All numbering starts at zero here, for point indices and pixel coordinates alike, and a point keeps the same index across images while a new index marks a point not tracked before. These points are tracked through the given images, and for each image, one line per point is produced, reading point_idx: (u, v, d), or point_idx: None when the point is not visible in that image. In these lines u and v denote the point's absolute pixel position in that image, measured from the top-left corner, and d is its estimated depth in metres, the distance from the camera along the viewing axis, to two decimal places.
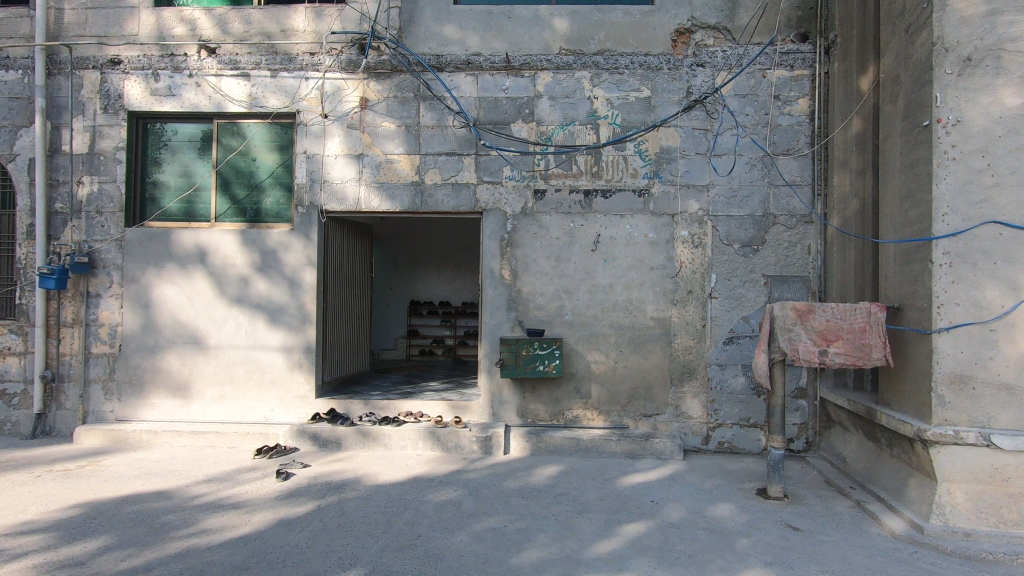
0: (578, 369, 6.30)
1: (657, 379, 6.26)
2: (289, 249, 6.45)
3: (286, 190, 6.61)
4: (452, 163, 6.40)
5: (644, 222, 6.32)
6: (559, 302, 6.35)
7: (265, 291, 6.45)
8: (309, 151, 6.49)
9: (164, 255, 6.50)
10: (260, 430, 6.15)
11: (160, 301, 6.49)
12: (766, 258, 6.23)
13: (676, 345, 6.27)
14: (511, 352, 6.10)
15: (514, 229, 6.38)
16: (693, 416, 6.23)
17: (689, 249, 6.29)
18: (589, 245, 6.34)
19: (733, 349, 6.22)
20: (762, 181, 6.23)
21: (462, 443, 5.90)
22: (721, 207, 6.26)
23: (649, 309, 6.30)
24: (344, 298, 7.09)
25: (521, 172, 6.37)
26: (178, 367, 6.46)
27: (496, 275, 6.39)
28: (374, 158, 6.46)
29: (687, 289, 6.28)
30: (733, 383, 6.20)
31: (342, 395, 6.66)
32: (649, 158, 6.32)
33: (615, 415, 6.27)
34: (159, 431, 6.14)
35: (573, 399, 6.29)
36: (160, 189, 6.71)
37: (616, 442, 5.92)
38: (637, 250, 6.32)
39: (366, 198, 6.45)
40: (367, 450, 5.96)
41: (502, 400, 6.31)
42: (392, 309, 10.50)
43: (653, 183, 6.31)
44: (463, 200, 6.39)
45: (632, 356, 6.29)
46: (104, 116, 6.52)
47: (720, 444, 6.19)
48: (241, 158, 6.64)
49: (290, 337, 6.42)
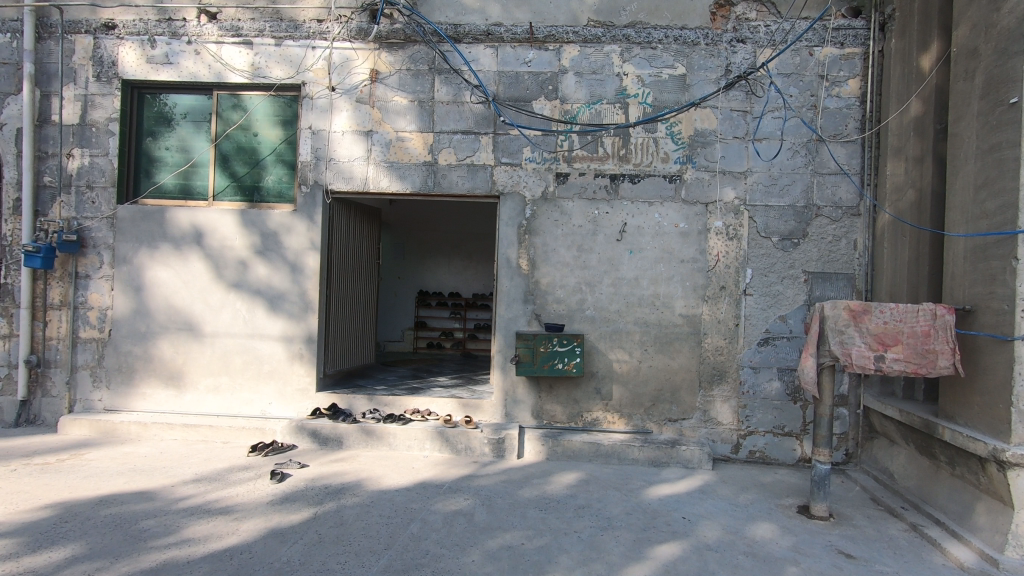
0: (599, 368, 5.84)
1: (685, 381, 5.79)
2: (291, 232, 6.01)
3: (290, 167, 6.17)
4: (469, 142, 5.92)
5: (674, 211, 5.82)
6: (580, 296, 5.87)
7: (265, 276, 6.02)
8: (314, 126, 6.03)
9: (158, 235, 6.08)
10: (256, 425, 5.74)
11: (153, 284, 6.07)
12: (807, 253, 5.72)
13: (706, 345, 5.79)
14: (528, 347, 5.63)
15: (533, 216, 5.90)
16: (722, 422, 5.76)
17: (723, 241, 5.79)
18: (615, 235, 5.86)
19: (768, 351, 5.74)
20: (805, 169, 5.72)
21: (473, 445, 5.47)
22: (760, 196, 5.76)
23: (678, 305, 5.81)
24: (349, 286, 6.64)
25: (543, 154, 5.88)
26: (171, 355, 6.05)
27: (513, 265, 5.91)
28: (384, 135, 5.99)
29: (720, 284, 5.78)
30: (767, 388, 5.73)
31: (344, 389, 6.23)
32: (682, 141, 5.82)
33: (638, 418, 5.82)
34: (149, 422, 5.74)
35: (592, 400, 5.83)
36: (155, 164, 6.28)
37: (640, 449, 5.45)
38: (666, 241, 5.83)
39: (375, 178, 5.99)
40: (371, 450, 5.53)
41: (516, 399, 5.86)
42: (400, 300, 10.07)
43: (686, 168, 5.81)
44: (478, 182, 5.92)
45: (658, 356, 5.81)
46: (96, 84, 6.09)
47: (751, 453, 5.73)
48: (241, 133, 6.20)
49: (291, 326, 5.99)
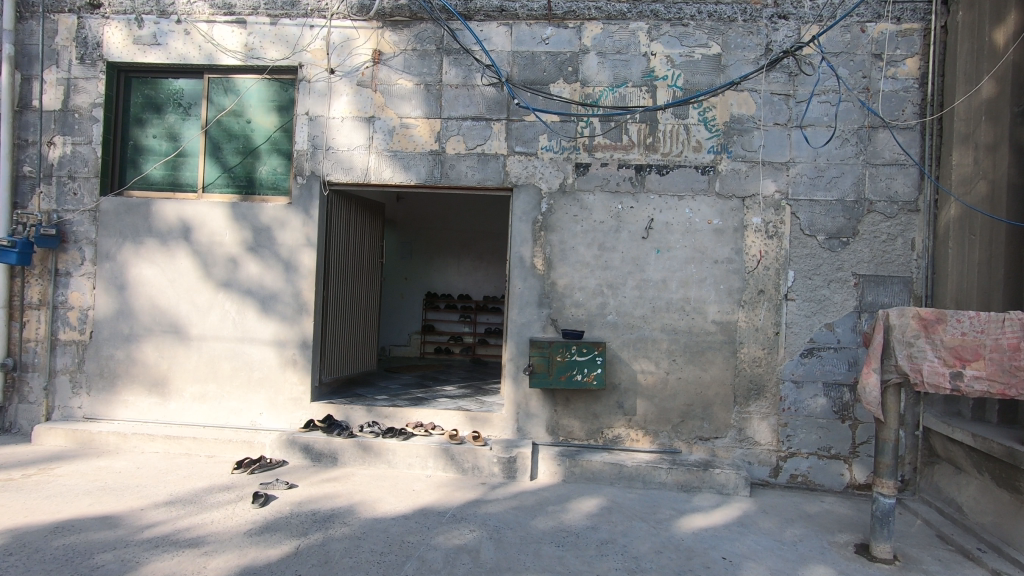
0: (622, 380, 5.26)
1: (718, 396, 5.20)
2: (285, 226, 5.52)
3: (285, 157, 5.68)
4: (479, 129, 5.39)
5: (707, 205, 5.23)
6: (601, 299, 5.30)
7: (257, 274, 5.53)
8: (311, 112, 5.54)
9: (143, 230, 5.62)
10: (244, 438, 5.25)
11: (137, 282, 5.61)
12: (857, 253, 5.09)
13: (742, 355, 5.19)
14: (543, 357, 5.05)
15: (549, 211, 5.34)
16: (760, 442, 5.16)
17: (762, 239, 5.19)
18: (640, 232, 5.28)
19: (812, 363, 5.12)
20: (855, 159, 5.10)
21: (481, 464, 4.92)
22: (804, 189, 5.15)
23: (711, 310, 5.22)
24: (349, 286, 6.13)
25: (561, 142, 5.33)
26: (156, 359, 5.58)
27: (527, 264, 5.36)
28: (387, 122, 5.47)
29: (758, 288, 5.18)
30: (811, 405, 5.11)
31: (342, 398, 5.72)
32: (716, 129, 5.23)
33: (665, 436, 5.23)
34: (128, 433, 5.26)
35: (614, 416, 5.25)
36: (141, 153, 5.82)
37: (668, 471, 4.87)
38: (698, 240, 5.24)
39: (377, 168, 5.48)
40: (369, 468, 5.00)
41: (530, 413, 5.29)
42: (407, 302, 9.56)
43: (721, 158, 5.23)
44: (490, 173, 5.38)
45: (688, 367, 5.22)
46: (80, 67, 5.65)
47: (792, 478, 5.11)
48: (234, 120, 5.73)
49: (284, 329, 5.50)
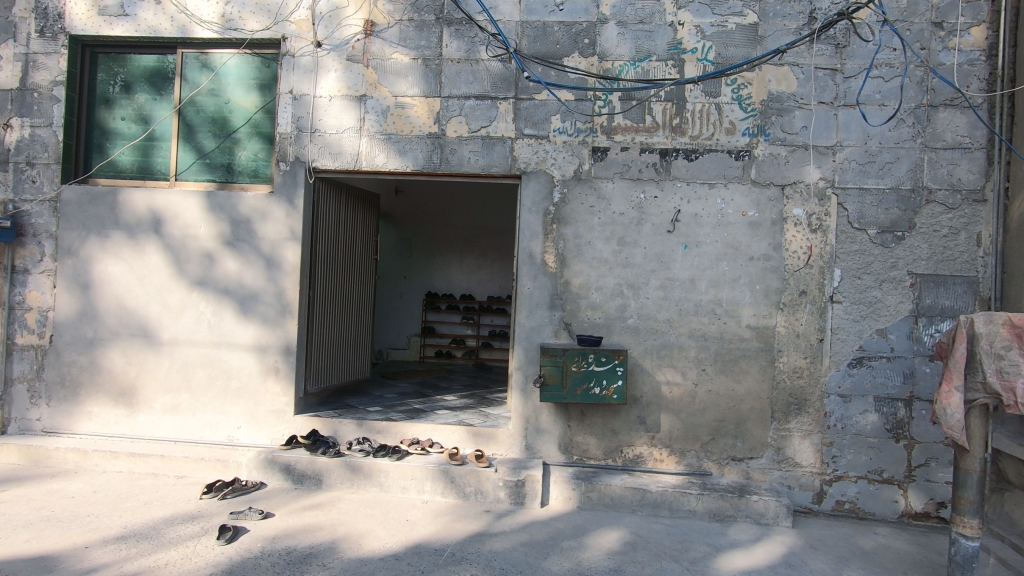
0: (644, 393, 4.65)
1: (753, 411, 4.60)
2: (267, 218, 4.93)
3: (267, 141, 5.08)
4: (484, 109, 4.79)
5: (742, 195, 4.62)
6: (621, 301, 4.69)
7: (235, 272, 4.94)
8: (296, 90, 4.95)
9: (109, 222, 5.04)
10: (219, 456, 4.66)
11: (102, 280, 5.04)
12: (913, 249, 4.48)
13: (781, 365, 4.58)
14: (556, 367, 4.40)
15: (562, 201, 4.74)
16: (801, 464, 4.55)
17: (805, 233, 4.58)
18: (665, 224, 4.67)
19: (861, 375, 4.51)
20: (912, 142, 4.48)
21: (486, 488, 4.33)
22: (852, 176, 4.54)
23: (745, 314, 4.62)
24: (339, 285, 5.54)
25: (576, 124, 4.72)
26: (123, 366, 5.00)
27: (537, 261, 4.75)
28: (380, 101, 4.88)
29: (799, 288, 4.58)
30: (860, 422, 4.50)
31: (330, 411, 5.13)
32: (752, 108, 4.63)
33: (693, 456, 4.62)
34: (88, 450, 4.68)
35: (635, 433, 4.64)
36: (108, 137, 5.23)
37: (698, 498, 4.26)
38: (731, 234, 4.63)
39: (369, 153, 4.88)
40: (357, 491, 4.40)
41: (540, 429, 4.69)
42: (406, 302, 8.98)
43: (757, 142, 4.62)
44: (495, 159, 4.78)
45: (719, 379, 4.62)
46: (40, 41, 5.07)
47: (838, 505, 4.50)
48: (210, 100, 5.14)
49: (265, 333, 4.92)
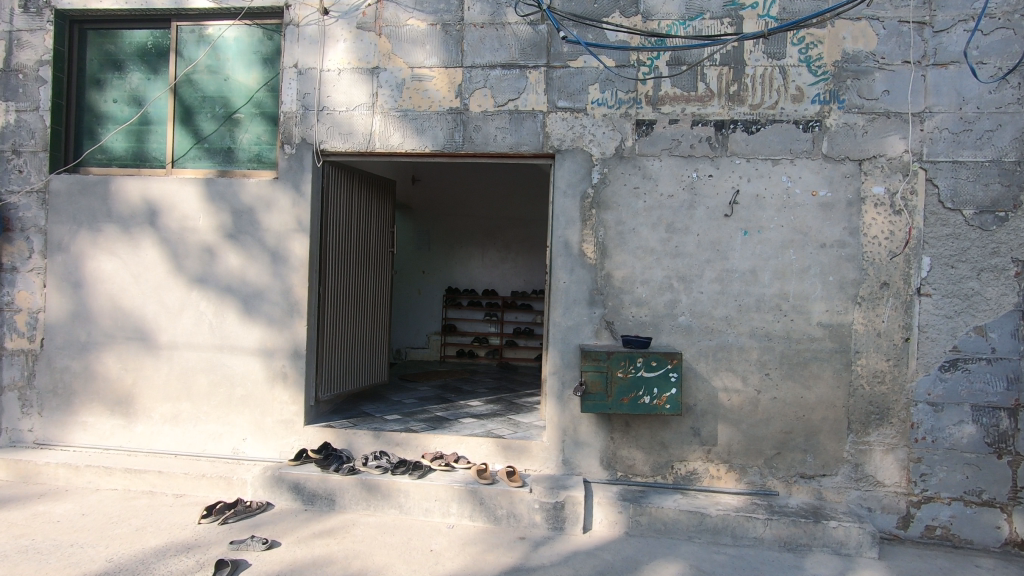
0: (698, 401, 4.07)
1: (826, 422, 3.99)
2: (272, 208, 4.44)
3: (270, 122, 4.58)
4: (512, 80, 4.23)
5: (811, 171, 4.00)
6: (671, 296, 4.10)
7: (238, 268, 4.47)
8: (301, 64, 4.43)
9: (101, 214, 4.60)
10: (221, 471, 4.21)
11: (95, 278, 4.60)
12: (1019, 232, 3.81)
13: (859, 369, 3.96)
14: (600, 373, 3.83)
15: (602, 182, 4.15)
16: (883, 482, 3.93)
17: (886, 216, 3.94)
18: (722, 207, 4.07)
19: (956, 380, 3.87)
20: (1017, 106, 3.81)
21: (519, 511, 3.80)
22: (944, 148, 3.88)
23: (816, 310, 4.00)
24: (352, 282, 5.04)
25: (617, 94, 4.14)
26: (119, 373, 4.57)
27: (575, 252, 4.18)
28: (395, 73, 4.34)
29: (880, 280, 3.95)
30: (955, 434, 3.86)
31: (343, 420, 4.64)
32: (823, 71, 3.99)
33: (755, 472, 4.03)
34: (81, 465, 4.26)
35: (688, 446, 4.07)
36: (100, 122, 4.77)
37: (766, 523, 3.68)
38: (799, 217, 4.01)
39: (383, 133, 4.35)
40: (375, 514, 3.91)
41: (579, 442, 4.13)
42: (425, 298, 8.49)
43: (830, 110, 3.99)
44: (525, 136, 4.21)
45: (786, 385, 4.02)
46: (23, 17, 4.62)
47: (929, 531, 3.88)
48: (209, 78, 4.65)
49: (271, 335, 4.44)
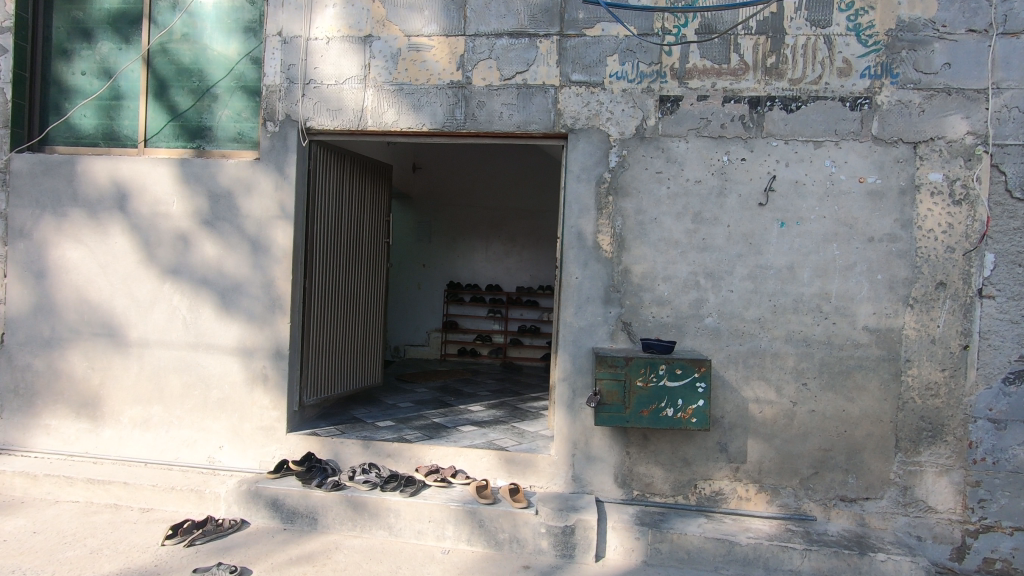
0: (726, 412, 3.62)
1: (871, 439, 3.53)
2: (252, 191, 4.00)
3: (251, 96, 4.14)
4: (520, 50, 3.76)
5: (858, 155, 3.53)
6: (696, 295, 3.65)
7: (215, 258, 4.04)
8: (286, 32, 3.99)
9: (66, 198, 4.18)
10: (193, 483, 3.79)
11: (60, 268, 4.18)
12: None
13: (909, 380, 3.50)
14: (617, 382, 3.38)
15: (620, 166, 3.69)
16: (935, 508, 3.48)
17: (944, 206, 3.47)
18: (756, 195, 3.60)
19: (1021, 393, 3.41)
20: None
21: (524, 536, 3.37)
22: (1013, 129, 3.41)
23: (862, 312, 3.54)
24: (343, 275, 4.63)
25: (639, 66, 3.67)
26: (85, 372, 4.16)
27: (589, 244, 3.73)
28: (390, 42, 3.88)
29: (936, 279, 3.48)
30: (1019, 455, 3.41)
31: (330, 426, 4.23)
32: (874, 41, 3.51)
33: (789, 494, 3.58)
34: (39, 475, 3.86)
35: (714, 463, 3.62)
36: (67, 96, 4.34)
37: (804, 554, 3.23)
38: (843, 207, 3.55)
39: (376, 109, 3.90)
40: (362, 535, 3.49)
41: (591, 457, 3.70)
42: (425, 293, 8.05)
43: (881, 85, 3.51)
44: (534, 114, 3.75)
45: (826, 396, 3.56)
46: None
47: (987, 565, 3.42)
48: (185, 48, 4.21)
49: (250, 333, 4.01)
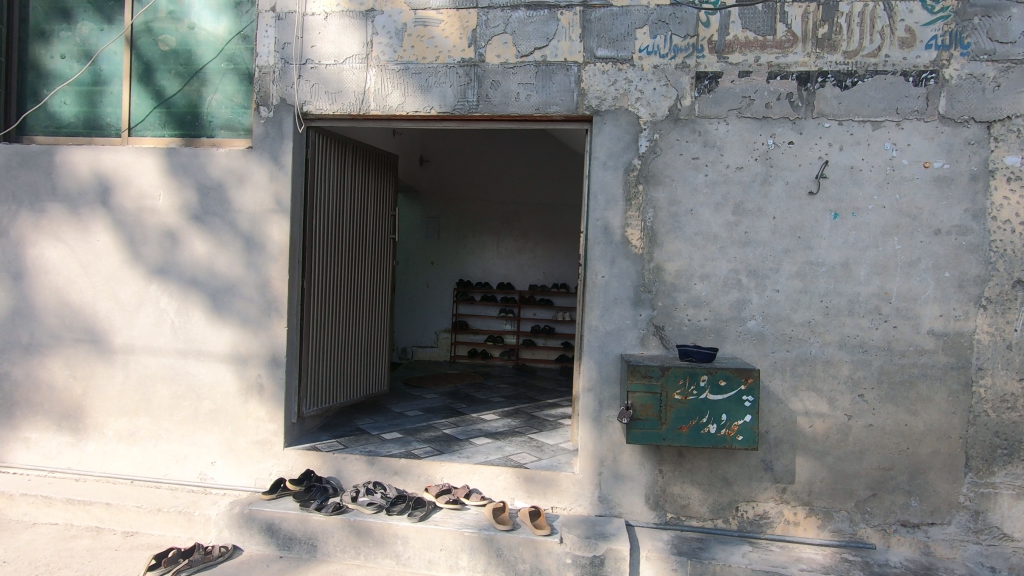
0: (772, 427, 3.23)
1: (937, 457, 3.13)
2: (245, 183, 3.65)
3: (243, 79, 3.78)
4: (539, 22, 3.38)
5: (923, 136, 3.12)
6: (738, 296, 3.26)
7: (205, 256, 3.69)
8: (280, 7, 3.63)
9: (45, 192, 3.84)
10: (182, 504, 3.46)
11: (38, 268, 3.85)
12: None
13: (982, 391, 3.09)
14: (652, 395, 3.00)
15: (652, 151, 3.30)
16: (1011, 536, 3.08)
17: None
18: (805, 182, 3.20)
19: None
20: None
21: (547, 567, 3.00)
22: None
23: (927, 315, 3.13)
24: (345, 273, 4.27)
25: (672, 40, 3.28)
26: (66, 381, 3.83)
27: (617, 239, 3.34)
28: (394, 17, 3.51)
29: (1014, 277, 3.07)
30: None
31: (333, 439, 3.88)
32: (942, 7, 3.10)
33: (844, 519, 3.19)
34: (16, 494, 3.54)
35: (758, 484, 3.24)
36: (46, 81, 4.00)
37: None
38: (905, 196, 3.14)
39: (379, 90, 3.52)
40: (366, 564, 3.13)
41: (619, 475, 3.32)
42: (434, 292, 7.70)
43: (950, 57, 3.09)
44: (555, 94, 3.36)
45: (886, 409, 3.16)
46: None
47: None
48: (171, 27, 3.86)
49: (244, 338, 3.66)
